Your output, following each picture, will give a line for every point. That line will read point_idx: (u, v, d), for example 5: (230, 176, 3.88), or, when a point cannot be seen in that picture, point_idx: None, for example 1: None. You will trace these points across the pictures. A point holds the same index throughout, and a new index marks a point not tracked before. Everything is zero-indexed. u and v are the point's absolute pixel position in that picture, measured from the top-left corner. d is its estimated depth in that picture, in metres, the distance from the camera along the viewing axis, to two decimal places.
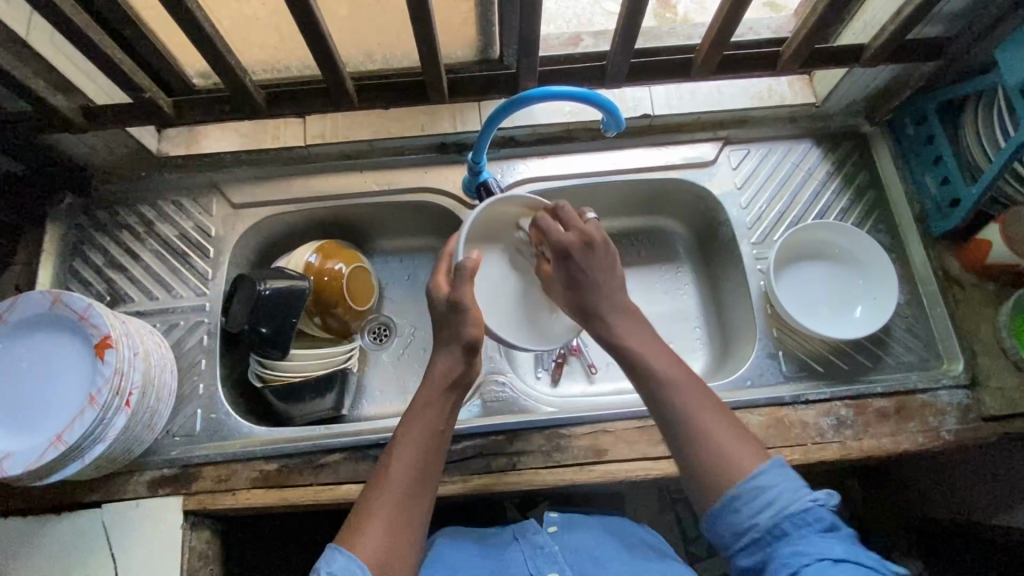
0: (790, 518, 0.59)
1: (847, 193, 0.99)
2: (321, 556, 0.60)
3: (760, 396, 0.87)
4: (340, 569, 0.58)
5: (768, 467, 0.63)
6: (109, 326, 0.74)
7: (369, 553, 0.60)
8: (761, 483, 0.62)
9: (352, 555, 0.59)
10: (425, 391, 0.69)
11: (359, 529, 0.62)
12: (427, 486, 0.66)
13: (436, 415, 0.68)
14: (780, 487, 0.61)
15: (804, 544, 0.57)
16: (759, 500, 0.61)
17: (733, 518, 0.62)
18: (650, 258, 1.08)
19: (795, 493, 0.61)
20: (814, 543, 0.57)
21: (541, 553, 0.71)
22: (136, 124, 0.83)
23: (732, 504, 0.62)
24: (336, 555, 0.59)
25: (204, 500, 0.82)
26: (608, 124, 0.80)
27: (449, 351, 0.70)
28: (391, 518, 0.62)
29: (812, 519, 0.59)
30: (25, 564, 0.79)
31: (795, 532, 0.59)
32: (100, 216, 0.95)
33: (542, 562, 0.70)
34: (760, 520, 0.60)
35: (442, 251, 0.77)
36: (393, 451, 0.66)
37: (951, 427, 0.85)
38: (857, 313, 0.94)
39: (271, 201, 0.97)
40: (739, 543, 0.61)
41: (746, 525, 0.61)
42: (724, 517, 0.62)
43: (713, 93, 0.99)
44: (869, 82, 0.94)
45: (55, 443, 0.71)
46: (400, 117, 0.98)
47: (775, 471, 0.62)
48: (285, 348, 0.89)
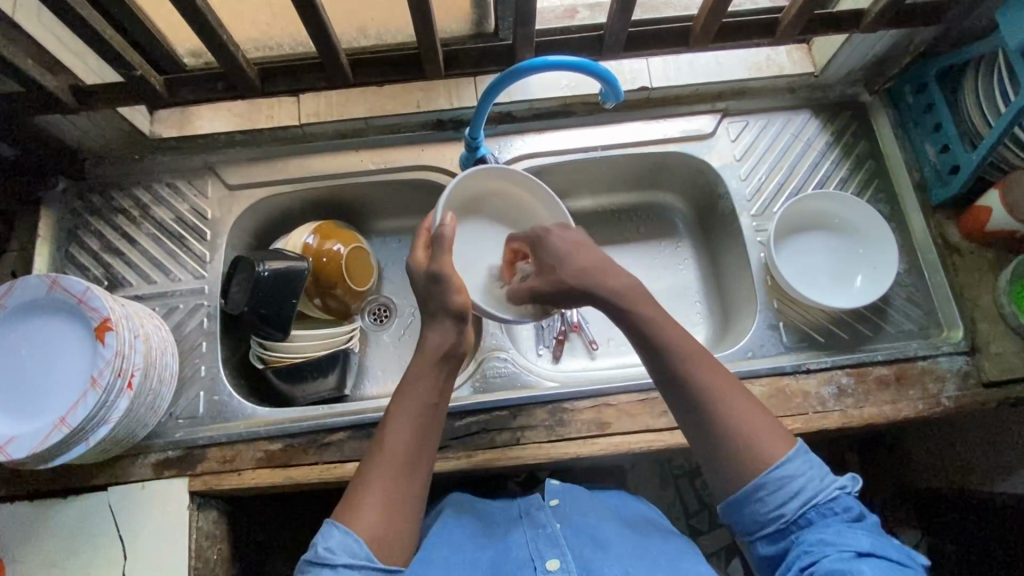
0: (817, 507, 0.61)
1: (846, 164, 0.99)
2: (319, 531, 0.60)
3: (761, 366, 0.87)
4: (339, 544, 0.59)
5: (797, 453, 0.64)
6: (108, 308, 0.73)
7: (366, 526, 0.60)
8: (792, 470, 0.63)
9: (349, 530, 0.60)
10: (415, 365, 0.69)
11: (356, 503, 0.62)
12: (422, 458, 0.66)
13: (428, 388, 0.68)
14: (809, 476, 0.62)
15: (831, 533, 0.59)
16: (787, 488, 0.62)
17: (758, 506, 0.63)
18: (649, 234, 1.08)
19: (823, 482, 0.62)
20: (841, 533, 0.59)
21: (543, 533, 0.70)
22: (128, 104, 0.82)
23: (760, 492, 0.62)
24: (333, 530, 0.59)
25: (209, 481, 0.82)
26: (607, 95, 0.78)
27: (441, 324, 0.70)
28: (386, 492, 0.62)
29: (839, 508, 0.61)
30: (33, 547, 0.79)
31: (823, 521, 0.61)
32: (95, 200, 0.95)
33: (543, 544, 0.68)
34: (787, 509, 0.61)
35: (418, 226, 0.76)
36: (386, 425, 0.67)
37: (951, 393, 0.86)
38: (857, 282, 0.94)
39: (267, 182, 0.96)
40: (762, 529, 0.63)
41: (773, 513, 0.62)
42: (749, 504, 0.63)
43: (712, 63, 0.98)
44: (869, 50, 0.93)
45: (58, 426, 0.71)
46: (396, 93, 0.97)
47: (802, 458, 0.63)
48: (286, 328, 0.89)
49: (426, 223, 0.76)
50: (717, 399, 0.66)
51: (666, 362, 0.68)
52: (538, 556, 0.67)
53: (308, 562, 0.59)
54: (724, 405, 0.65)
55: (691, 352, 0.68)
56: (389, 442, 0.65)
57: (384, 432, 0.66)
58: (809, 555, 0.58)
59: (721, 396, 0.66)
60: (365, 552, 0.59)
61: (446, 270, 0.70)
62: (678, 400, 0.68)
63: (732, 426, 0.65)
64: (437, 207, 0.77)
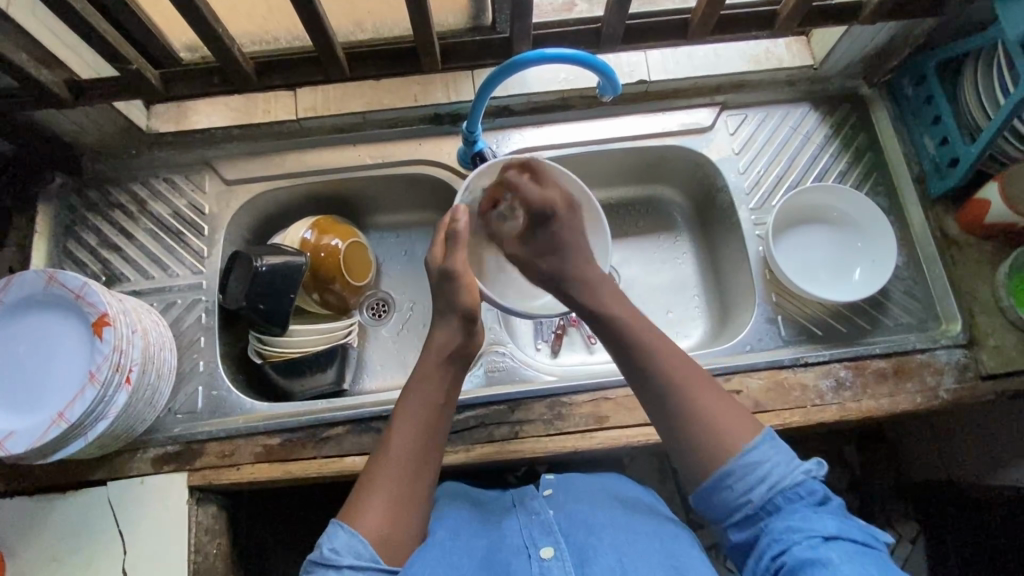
0: (783, 492, 0.61)
1: (845, 157, 0.98)
2: (323, 532, 0.60)
3: (759, 360, 0.87)
4: (344, 546, 0.58)
5: (762, 440, 0.63)
6: (105, 303, 0.73)
7: (371, 527, 0.60)
8: (757, 457, 0.62)
9: (354, 532, 0.60)
10: (420, 366, 0.70)
11: (362, 504, 0.62)
12: (427, 459, 0.66)
13: (433, 388, 0.69)
14: (775, 461, 0.62)
15: (796, 520, 0.59)
16: (751, 475, 0.62)
17: (727, 493, 0.62)
18: (648, 227, 1.08)
19: (788, 468, 0.62)
20: (808, 518, 0.58)
21: (536, 519, 0.69)
22: (124, 98, 0.82)
23: (726, 479, 0.62)
24: (338, 531, 0.59)
25: (208, 476, 0.82)
26: (604, 88, 0.78)
27: (449, 322, 0.71)
28: (392, 492, 0.63)
29: (805, 493, 0.61)
30: (33, 541, 0.80)
31: (789, 507, 0.60)
32: (92, 195, 0.94)
33: (537, 532, 0.67)
34: (753, 496, 0.61)
35: (440, 219, 0.76)
36: (391, 427, 0.67)
37: (949, 385, 0.86)
38: (856, 276, 0.93)
39: (264, 177, 0.96)
40: (730, 516, 0.63)
41: (740, 500, 0.62)
42: (718, 491, 0.63)
43: (710, 56, 0.98)
44: (868, 42, 0.92)
45: (56, 421, 0.71)
46: (393, 87, 0.96)
47: (767, 444, 0.63)
48: (285, 323, 0.89)
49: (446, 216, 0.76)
50: (681, 385, 0.67)
51: (630, 351, 0.69)
52: (532, 544, 0.65)
53: (314, 563, 0.59)
54: (690, 392, 0.66)
55: (651, 335, 0.70)
56: (395, 443, 0.66)
57: (390, 434, 0.67)
58: (778, 543, 0.58)
59: (688, 388, 0.67)
60: (370, 554, 0.59)
61: (459, 268, 0.71)
62: (647, 391, 0.68)
63: (693, 411, 0.65)
64: (455, 202, 0.77)
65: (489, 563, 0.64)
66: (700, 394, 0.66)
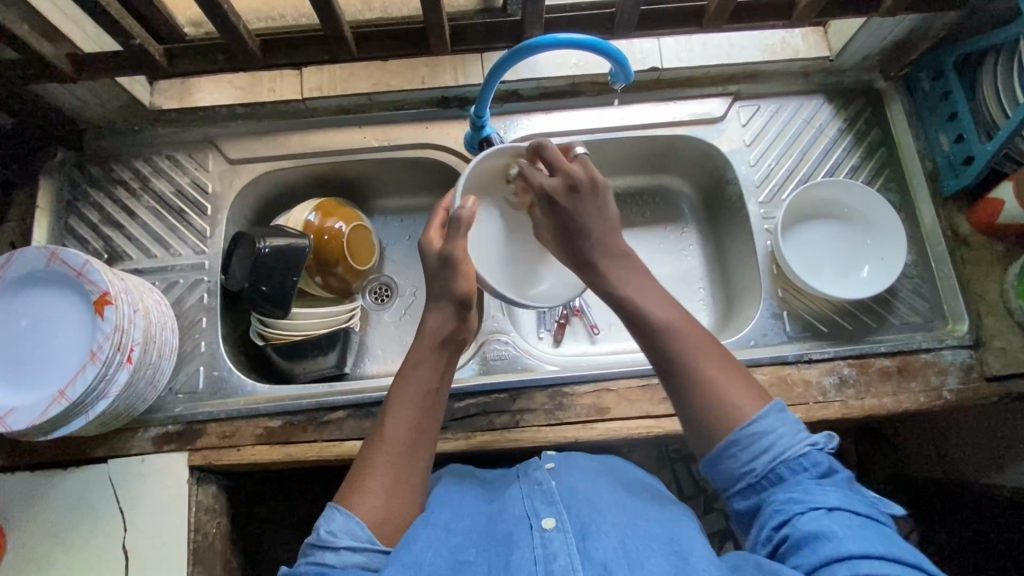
0: (787, 463, 0.60)
1: (857, 151, 0.97)
2: (320, 516, 0.60)
3: (762, 356, 0.87)
4: (341, 527, 0.59)
5: (769, 412, 0.62)
6: (107, 282, 0.73)
7: (367, 510, 0.60)
8: (763, 429, 0.61)
9: (351, 514, 0.60)
10: (414, 352, 0.69)
11: (358, 488, 0.62)
12: (424, 444, 0.66)
13: (428, 373, 0.68)
14: (778, 432, 0.61)
15: (800, 492, 0.58)
16: (757, 446, 0.61)
17: (731, 462, 0.62)
18: (654, 218, 1.07)
19: (794, 440, 0.61)
20: (810, 490, 0.58)
21: (538, 490, 0.67)
22: (127, 74, 0.80)
23: (732, 447, 0.61)
24: (335, 514, 0.59)
25: (208, 456, 0.82)
26: (616, 75, 0.76)
27: (443, 309, 0.70)
28: (389, 476, 0.63)
29: (809, 465, 0.60)
30: (33, 516, 0.80)
31: (793, 478, 0.60)
32: (94, 171, 0.93)
33: (540, 502, 0.64)
34: (757, 465, 0.60)
35: (436, 205, 0.76)
36: (387, 413, 0.66)
37: (953, 386, 0.85)
38: (864, 273, 0.92)
39: (269, 156, 0.95)
40: (734, 486, 0.62)
41: (744, 468, 0.61)
42: (724, 458, 0.62)
43: (724, 45, 0.96)
44: (886, 34, 0.91)
45: (58, 399, 0.70)
46: (400, 69, 0.95)
47: (774, 415, 0.62)
48: (287, 306, 0.88)
49: (443, 203, 0.76)
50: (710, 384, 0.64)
51: (659, 349, 0.66)
52: (535, 514, 0.62)
53: (312, 545, 0.59)
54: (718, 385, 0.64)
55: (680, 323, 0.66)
56: (391, 429, 0.65)
57: (385, 421, 0.66)
58: (779, 514, 0.58)
59: (716, 376, 0.64)
60: (367, 535, 0.59)
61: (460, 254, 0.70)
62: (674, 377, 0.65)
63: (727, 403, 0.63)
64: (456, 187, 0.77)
65: (490, 536, 0.62)
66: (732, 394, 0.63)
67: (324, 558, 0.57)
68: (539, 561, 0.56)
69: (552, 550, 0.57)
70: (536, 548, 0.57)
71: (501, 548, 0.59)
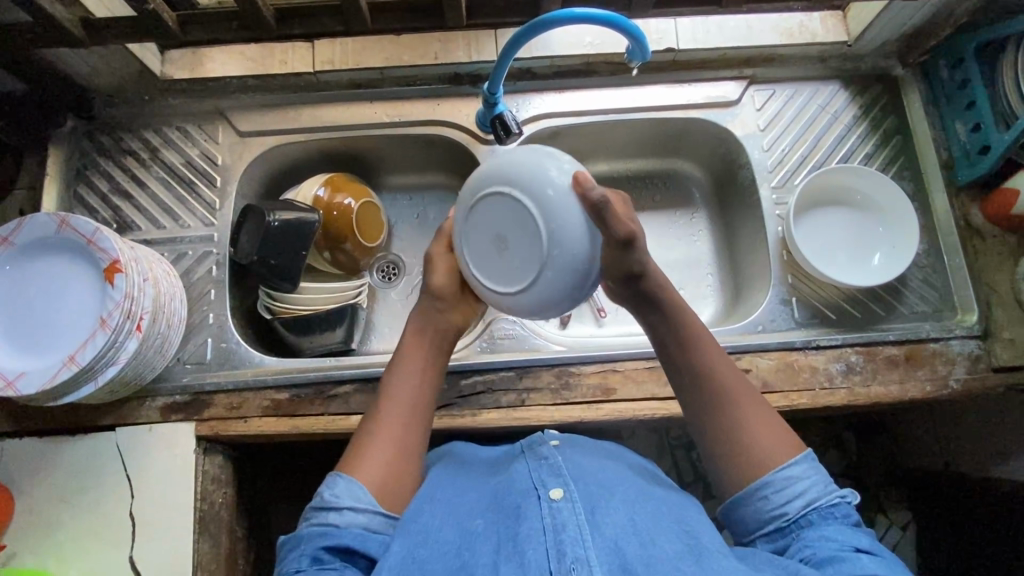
0: (819, 510, 0.60)
1: (872, 138, 0.96)
2: (323, 482, 0.61)
3: (770, 340, 0.87)
4: (344, 491, 0.59)
5: (803, 459, 0.63)
6: (117, 250, 0.73)
7: (368, 475, 0.61)
8: (797, 473, 0.61)
9: (353, 479, 0.60)
10: (412, 325, 0.72)
11: (359, 455, 0.63)
12: (422, 413, 0.67)
13: (427, 346, 0.70)
14: (812, 480, 0.61)
15: (832, 532, 0.58)
16: (790, 489, 0.61)
17: (760, 503, 0.61)
18: (664, 203, 1.06)
19: (827, 489, 0.61)
20: (841, 532, 0.58)
21: (546, 463, 0.66)
22: (139, 40, 0.79)
23: (762, 490, 0.61)
24: (337, 479, 0.60)
25: (215, 426, 0.83)
26: (633, 53, 0.76)
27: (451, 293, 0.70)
28: (389, 442, 0.64)
29: (841, 514, 0.60)
30: (42, 481, 0.81)
31: (824, 522, 0.59)
32: (104, 141, 0.93)
33: (547, 473, 0.64)
34: (789, 509, 0.60)
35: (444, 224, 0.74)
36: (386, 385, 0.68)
37: (960, 375, 0.85)
38: (875, 260, 0.92)
39: (280, 130, 0.94)
40: (762, 527, 0.61)
41: (774, 511, 0.61)
42: (751, 501, 0.62)
43: (742, 27, 0.94)
44: (907, 20, 0.89)
45: (67, 364, 0.71)
46: (413, 43, 0.93)
47: (809, 464, 0.62)
48: (296, 280, 0.88)
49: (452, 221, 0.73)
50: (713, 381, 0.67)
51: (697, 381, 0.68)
52: (542, 485, 0.62)
53: (313, 508, 0.59)
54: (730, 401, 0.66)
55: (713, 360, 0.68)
56: (391, 400, 0.67)
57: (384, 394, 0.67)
58: (808, 549, 0.57)
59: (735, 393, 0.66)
60: (369, 498, 0.59)
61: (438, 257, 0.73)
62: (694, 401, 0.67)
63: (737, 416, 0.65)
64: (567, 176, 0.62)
65: (498, 507, 0.61)
66: (734, 389, 0.66)
67: (327, 519, 0.58)
68: (548, 531, 0.55)
69: (561, 520, 0.56)
70: (544, 519, 0.57)
71: (509, 520, 0.58)
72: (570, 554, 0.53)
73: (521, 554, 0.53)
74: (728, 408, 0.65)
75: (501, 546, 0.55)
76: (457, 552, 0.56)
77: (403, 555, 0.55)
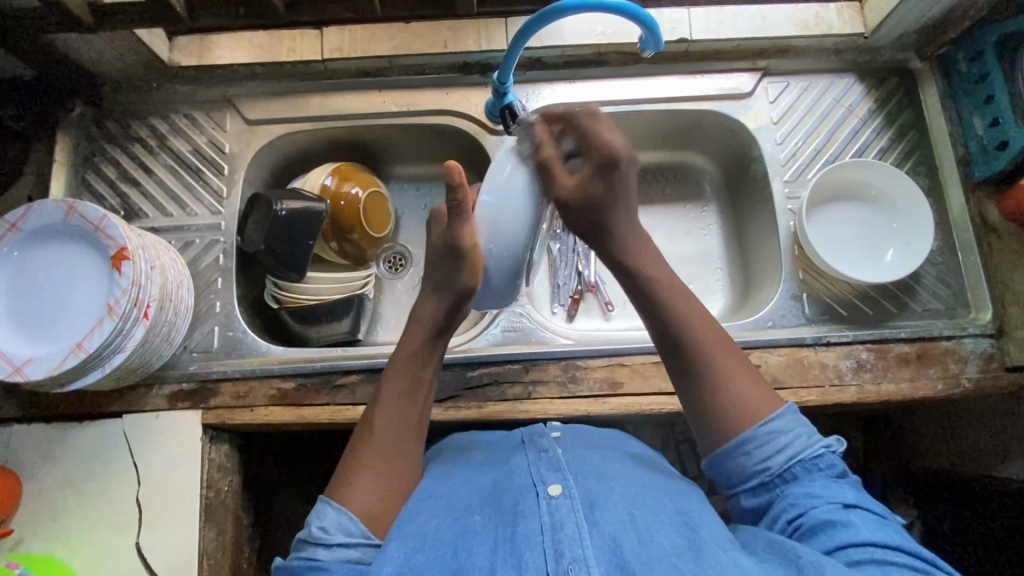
0: (802, 463, 0.60)
1: (887, 132, 0.95)
2: (312, 512, 0.59)
3: (781, 336, 0.86)
4: (333, 524, 0.56)
5: (785, 412, 0.62)
6: (124, 237, 0.73)
7: (361, 503, 0.59)
8: (779, 427, 0.61)
9: (342, 508, 0.58)
10: (406, 345, 0.68)
11: (350, 481, 0.60)
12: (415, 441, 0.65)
13: (418, 363, 0.67)
14: (795, 434, 0.61)
15: (817, 489, 0.58)
16: (773, 446, 0.60)
17: (744, 459, 0.61)
18: (674, 196, 1.05)
19: (809, 441, 0.61)
20: (827, 488, 0.58)
21: (544, 458, 0.66)
22: (147, 27, 0.79)
23: (746, 446, 0.61)
24: (326, 510, 0.57)
25: (222, 415, 0.83)
26: (646, 43, 0.75)
27: (444, 299, 0.69)
28: (380, 470, 0.61)
29: (825, 465, 0.60)
30: (49, 467, 0.81)
31: (808, 476, 0.60)
32: (111, 127, 0.93)
33: (546, 469, 0.64)
34: (773, 464, 0.60)
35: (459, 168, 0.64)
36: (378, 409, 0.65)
37: (972, 374, 0.84)
38: (888, 256, 0.91)
39: (287, 118, 0.93)
40: (747, 482, 0.62)
41: (758, 466, 0.61)
42: (735, 457, 0.61)
43: (756, 18, 0.93)
44: (924, 12, 0.88)
45: (75, 351, 0.71)
46: (423, 31, 0.92)
47: (791, 417, 0.62)
48: (302, 271, 0.87)
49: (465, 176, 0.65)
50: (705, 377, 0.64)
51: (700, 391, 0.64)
52: (540, 482, 0.61)
53: (303, 541, 0.57)
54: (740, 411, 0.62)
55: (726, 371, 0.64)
56: (382, 425, 0.64)
57: (376, 418, 0.64)
58: (795, 508, 0.58)
59: (737, 391, 0.63)
60: (360, 529, 0.57)
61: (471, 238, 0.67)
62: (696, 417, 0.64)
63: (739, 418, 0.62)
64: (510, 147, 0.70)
65: (495, 503, 0.61)
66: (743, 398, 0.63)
67: (317, 555, 0.55)
68: (546, 530, 0.55)
69: (559, 518, 0.56)
70: (542, 518, 0.56)
71: (506, 519, 0.57)
72: (567, 554, 0.52)
73: (518, 557, 0.53)
74: (720, 412, 0.63)
75: (498, 546, 0.54)
76: (454, 554, 0.54)
77: (400, 563, 0.53)
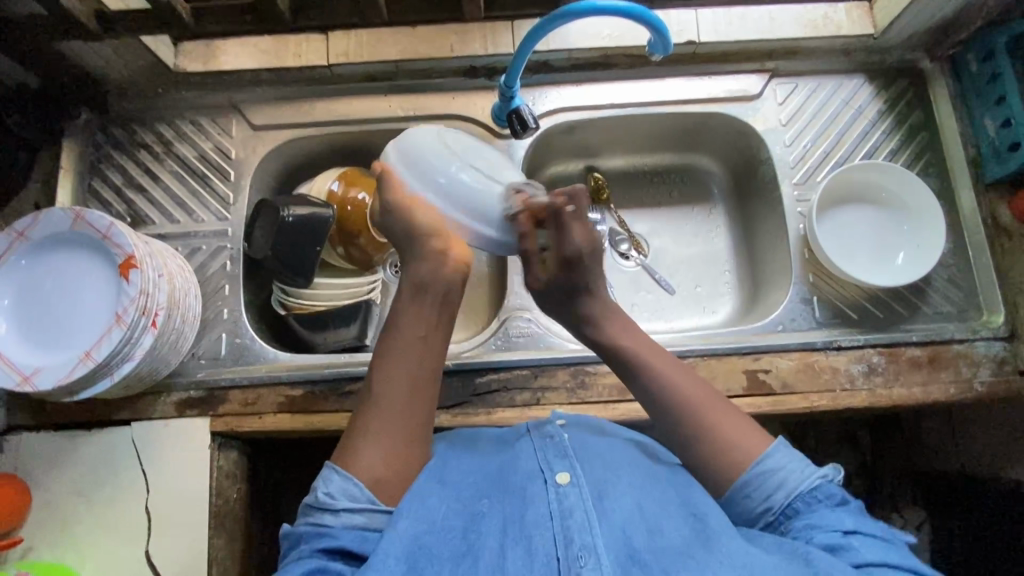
0: (802, 497, 0.58)
1: (897, 134, 0.94)
2: (319, 476, 0.57)
3: (790, 341, 0.85)
4: (339, 490, 0.55)
5: (775, 448, 0.61)
6: (132, 245, 0.72)
7: (367, 471, 0.56)
8: (771, 465, 0.59)
9: (347, 477, 0.55)
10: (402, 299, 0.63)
11: (353, 448, 0.57)
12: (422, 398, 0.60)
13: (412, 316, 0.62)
14: (790, 468, 0.59)
15: (817, 522, 0.56)
16: (768, 483, 0.59)
17: (747, 503, 0.60)
18: (682, 198, 1.05)
19: (803, 473, 0.59)
20: (825, 519, 0.56)
21: (551, 443, 0.64)
22: (153, 34, 0.78)
23: (745, 490, 0.59)
24: (333, 476, 0.55)
25: (231, 422, 0.83)
26: (654, 47, 0.74)
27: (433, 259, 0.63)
28: (383, 435, 0.58)
29: (823, 495, 0.58)
30: (59, 475, 0.81)
31: (808, 509, 0.58)
32: (118, 134, 0.93)
33: (552, 455, 0.62)
34: (773, 502, 0.58)
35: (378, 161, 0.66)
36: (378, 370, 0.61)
37: (984, 378, 0.84)
38: (898, 259, 0.90)
39: (293, 123, 0.93)
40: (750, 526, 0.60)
41: (760, 508, 0.59)
42: (736, 501, 0.60)
43: (765, 19, 0.92)
44: (934, 14, 0.87)
45: (84, 360, 0.71)
46: (430, 36, 0.91)
47: (781, 453, 0.60)
48: (310, 276, 0.87)
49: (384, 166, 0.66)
50: (683, 402, 0.63)
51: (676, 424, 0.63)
52: (548, 469, 0.60)
53: (310, 506, 0.56)
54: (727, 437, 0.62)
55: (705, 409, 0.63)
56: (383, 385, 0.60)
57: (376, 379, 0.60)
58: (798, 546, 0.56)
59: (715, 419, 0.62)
60: (366, 495, 0.55)
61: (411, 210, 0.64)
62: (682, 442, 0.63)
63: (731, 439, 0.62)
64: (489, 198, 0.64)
65: (502, 487, 0.59)
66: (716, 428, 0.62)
67: (324, 520, 0.54)
68: (555, 516, 0.54)
69: (567, 505, 0.55)
70: (549, 505, 0.55)
71: (516, 502, 0.57)
72: (577, 541, 0.52)
73: (528, 540, 0.53)
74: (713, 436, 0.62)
75: (506, 531, 0.54)
76: (462, 535, 0.54)
77: (407, 540, 0.52)
